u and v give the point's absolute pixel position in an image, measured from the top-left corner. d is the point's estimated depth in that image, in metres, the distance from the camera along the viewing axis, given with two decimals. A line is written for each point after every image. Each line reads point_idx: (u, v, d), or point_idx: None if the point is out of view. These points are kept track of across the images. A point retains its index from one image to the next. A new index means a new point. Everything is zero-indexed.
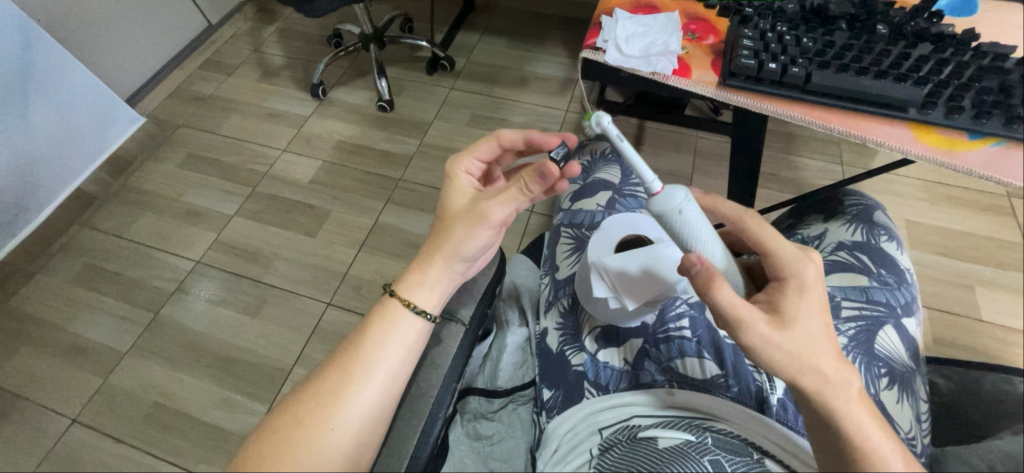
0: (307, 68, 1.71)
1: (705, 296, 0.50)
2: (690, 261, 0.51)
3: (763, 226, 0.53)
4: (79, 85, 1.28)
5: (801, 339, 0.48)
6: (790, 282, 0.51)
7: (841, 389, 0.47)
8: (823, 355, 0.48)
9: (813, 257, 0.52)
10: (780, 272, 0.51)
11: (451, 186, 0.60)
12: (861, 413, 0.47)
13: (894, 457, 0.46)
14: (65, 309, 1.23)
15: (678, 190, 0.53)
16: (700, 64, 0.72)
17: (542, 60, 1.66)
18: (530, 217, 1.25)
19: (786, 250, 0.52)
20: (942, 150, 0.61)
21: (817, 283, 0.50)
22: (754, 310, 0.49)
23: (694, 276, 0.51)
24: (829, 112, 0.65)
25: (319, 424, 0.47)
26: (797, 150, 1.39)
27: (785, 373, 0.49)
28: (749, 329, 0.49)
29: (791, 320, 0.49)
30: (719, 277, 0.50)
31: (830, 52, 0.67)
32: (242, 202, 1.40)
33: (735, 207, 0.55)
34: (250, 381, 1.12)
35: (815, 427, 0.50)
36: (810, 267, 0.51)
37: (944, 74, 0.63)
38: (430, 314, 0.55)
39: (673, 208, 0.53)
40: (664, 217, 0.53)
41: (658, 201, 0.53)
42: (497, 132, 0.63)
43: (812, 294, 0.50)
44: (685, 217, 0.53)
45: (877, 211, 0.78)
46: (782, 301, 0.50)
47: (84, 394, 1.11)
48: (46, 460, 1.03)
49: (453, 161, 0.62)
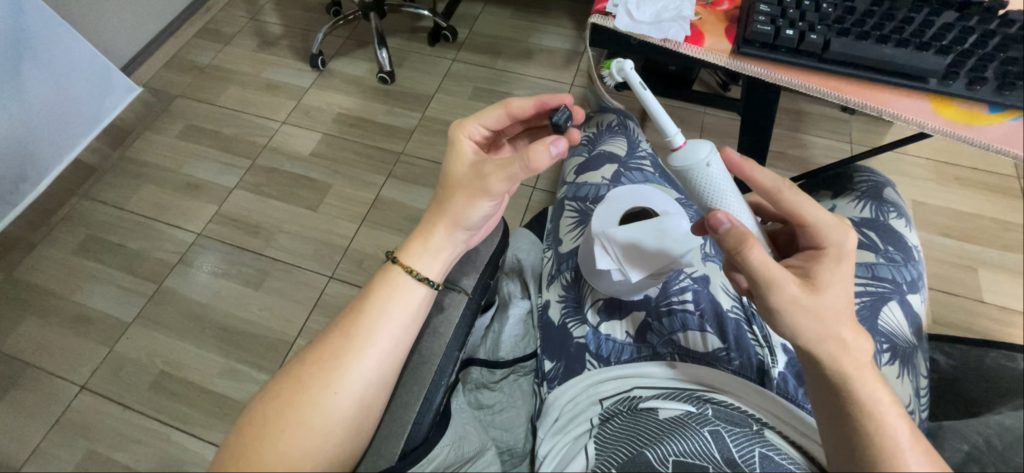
0: (306, 38, 1.66)
1: (737, 254, 0.49)
2: (719, 218, 0.50)
3: (799, 195, 0.52)
4: (72, 53, 1.26)
5: (828, 305, 0.48)
6: (830, 250, 0.50)
7: (856, 356, 0.47)
8: (843, 322, 0.48)
9: (850, 225, 0.52)
10: (822, 240, 0.51)
11: (452, 152, 0.59)
12: (869, 380, 0.47)
13: (902, 423, 0.46)
14: (68, 279, 1.23)
15: (703, 144, 0.53)
16: (714, 31, 0.70)
17: (547, 32, 1.61)
18: (533, 193, 1.24)
19: (823, 217, 0.51)
20: (960, 123, 0.59)
21: (854, 252, 0.50)
22: (785, 271, 0.48)
23: (724, 235, 0.50)
24: (847, 82, 0.63)
25: (320, 388, 0.47)
26: (807, 128, 1.36)
27: (804, 339, 0.48)
28: (778, 291, 0.48)
29: (824, 286, 0.48)
30: (751, 236, 0.49)
31: (850, 19, 0.64)
32: (242, 175, 1.38)
33: (772, 176, 0.53)
34: (254, 352, 1.13)
35: (822, 395, 0.49)
36: (850, 237, 0.51)
37: (968, 43, 0.60)
38: (434, 282, 0.54)
39: (698, 161, 0.53)
40: (689, 170, 0.54)
41: (680, 156, 0.53)
42: (506, 100, 0.60)
43: (848, 264, 0.50)
44: (711, 169, 0.53)
45: (888, 189, 0.77)
46: (816, 266, 0.50)
47: (91, 362, 1.13)
48: (57, 425, 1.06)
49: (456, 125, 0.60)
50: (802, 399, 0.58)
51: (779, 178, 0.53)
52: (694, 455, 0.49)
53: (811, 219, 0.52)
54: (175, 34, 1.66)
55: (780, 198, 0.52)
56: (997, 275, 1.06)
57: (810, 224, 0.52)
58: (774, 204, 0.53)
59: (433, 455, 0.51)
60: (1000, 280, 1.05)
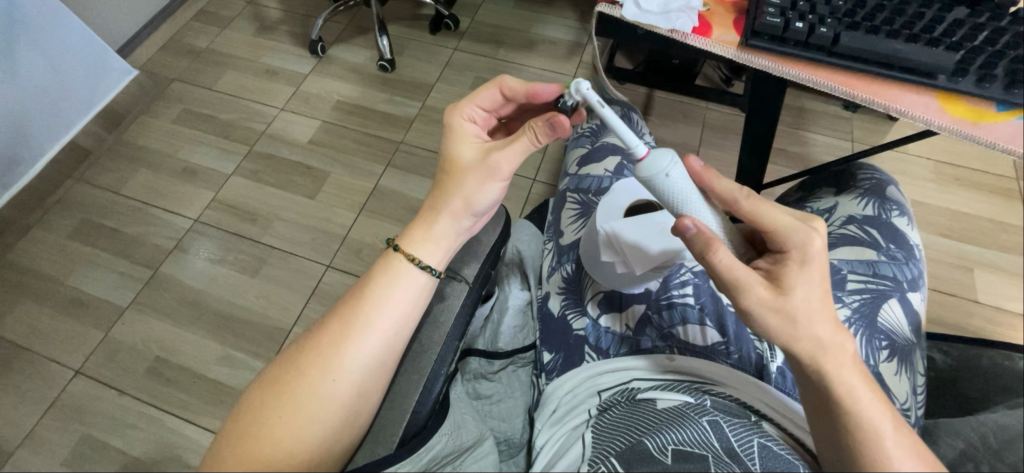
0: (306, 23, 1.63)
1: (703, 259, 0.50)
2: (685, 223, 0.50)
3: (759, 201, 0.51)
4: (69, 36, 1.26)
5: (800, 308, 0.47)
6: (794, 253, 0.49)
7: (835, 354, 0.47)
8: (820, 322, 0.47)
9: (817, 227, 0.51)
10: (785, 244, 0.50)
11: (451, 135, 0.59)
12: (852, 379, 0.47)
13: (885, 417, 0.46)
14: (63, 263, 1.22)
15: (664, 152, 0.52)
16: (722, 22, 0.69)
17: (550, 22, 1.59)
18: (533, 185, 1.23)
19: (785, 220, 0.50)
20: (967, 121, 0.59)
21: (822, 253, 0.49)
22: (751, 273, 0.48)
23: (691, 240, 0.51)
24: (854, 77, 0.62)
25: (319, 372, 0.47)
26: (809, 125, 1.36)
27: (779, 340, 0.48)
28: (746, 293, 0.48)
29: (793, 288, 0.48)
30: (716, 241, 0.49)
31: (861, 12, 0.64)
32: (240, 161, 1.37)
33: (731, 185, 0.53)
34: (250, 339, 1.13)
35: (807, 391, 0.49)
36: (815, 238, 0.49)
37: (978, 40, 0.60)
38: (436, 270, 0.54)
39: (658, 171, 0.51)
40: (651, 182, 0.52)
41: (644, 166, 0.52)
42: (500, 78, 0.61)
43: (816, 265, 0.49)
44: (671, 180, 0.51)
45: (890, 187, 0.76)
46: (783, 269, 0.49)
47: (86, 346, 1.12)
48: (51, 408, 1.05)
49: (453, 109, 0.60)
50: None
51: (739, 186, 0.53)
52: (694, 444, 0.49)
53: (771, 224, 0.50)
54: (171, 17, 1.63)
55: (739, 206, 0.52)
56: (992, 276, 1.07)
57: (771, 230, 0.50)
58: (737, 213, 0.52)
59: (432, 443, 0.50)
60: (995, 281, 1.06)
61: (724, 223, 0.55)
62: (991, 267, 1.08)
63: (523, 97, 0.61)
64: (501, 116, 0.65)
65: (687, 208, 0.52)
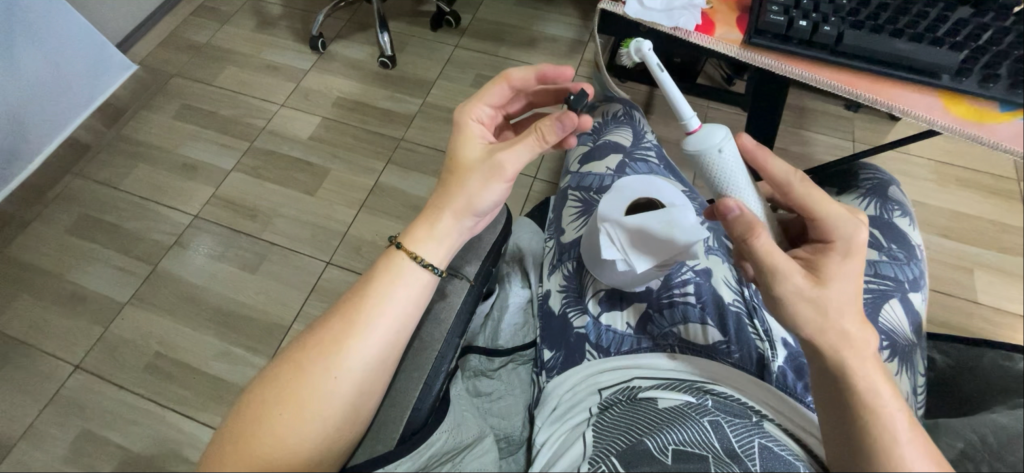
0: (306, 19, 1.63)
1: (744, 243, 0.50)
2: (729, 204, 0.51)
3: (811, 187, 0.52)
4: (67, 29, 1.25)
5: (834, 299, 0.48)
6: (838, 243, 0.50)
7: (858, 348, 0.47)
8: (849, 316, 0.47)
9: (862, 221, 0.51)
10: (830, 234, 0.50)
11: (459, 134, 0.59)
12: (873, 375, 0.47)
13: (903, 416, 0.46)
14: (62, 259, 1.22)
15: (719, 128, 0.54)
16: (725, 20, 0.68)
17: (551, 19, 1.59)
18: (534, 183, 1.23)
19: (834, 211, 0.51)
20: (971, 122, 0.58)
21: (865, 246, 0.50)
22: (791, 261, 0.49)
23: (731, 223, 0.51)
24: (859, 77, 0.62)
25: (319, 369, 0.47)
26: (810, 125, 1.35)
27: (805, 331, 0.48)
28: (784, 281, 0.48)
29: (831, 278, 0.48)
30: (761, 225, 0.49)
31: (865, 11, 0.63)
32: (240, 157, 1.37)
33: (785, 167, 0.53)
34: (250, 335, 1.13)
35: (825, 387, 0.49)
36: (861, 231, 0.50)
37: (982, 39, 0.60)
38: (437, 268, 0.53)
39: (711, 145, 0.54)
40: (702, 156, 0.55)
41: (695, 139, 0.54)
42: (508, 76, 0.61)
43: (856, 258, 0.49)
44: (724, 156, 0.54)
45: (892, 187, 0.76)
46: (825, 258, 0.50)
47: (85, 341, 1.12)
48: (51, 403, 1.05)
49: (461, 108, 0.60)
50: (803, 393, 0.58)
51: (793, 170, 0.53)
52: (694, 444, 0.49)
53: (820, 213, 0.51)
54: (171, 12, 1.63)
55: (792, 189, 0.52)
56: (992, 277, 1.08)
57: (819, 218, 0.51)
58: (785, 196, 0.53)
59: (432, 440, 0.50)
60: (994, 282, 1.06)
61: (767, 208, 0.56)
62: (991, 268, 1.08)
63: None
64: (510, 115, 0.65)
65: (731, 183, 0.55)
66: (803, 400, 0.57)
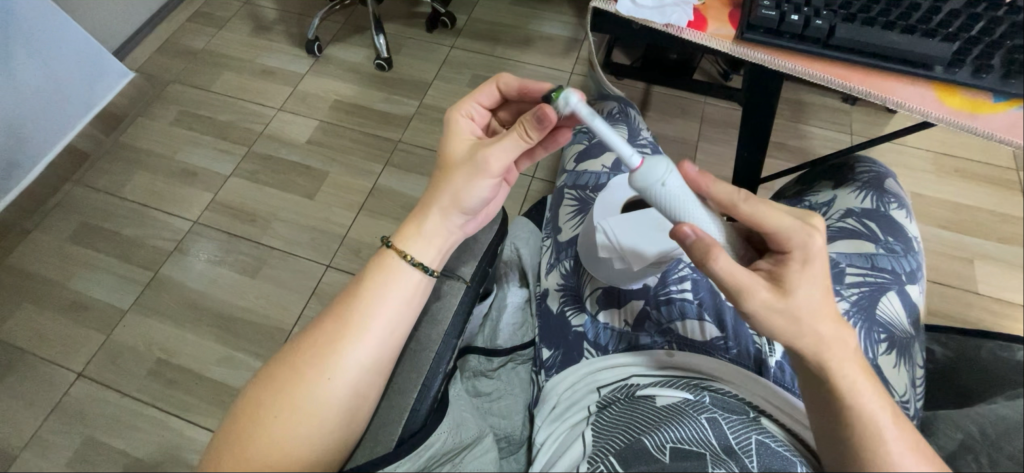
0: (302, 22, 1.63)
1: (703, 267, 0.49)
2: (684, 232, 0.49)
3: (758, 204, 0.49)
4: (63, 38, 1.25)
5: (804, 306, 0.46)
6: (795, 253, 0.48)
7: (838, 349, 0.47)
8: (822, 320, 0.47)
9: (817, 225, 0.49)
10: (787, 245, 0.49)
11: (449, 132, 0.59)
12: (855, 375, 0.47)
13: (885, 413, 0.46)
14: (64, 266, 1.22)
15: (659, 162, 0.50)
16: (717, 16, 0.68)
17: (547, 18, 1.58)
18: (532, 183, 1.23)
19: (785, 222, 0.49)
20: (963, 112, 0.58)
21: (824, 251, 0.48)
22: (754, 277, 0.47)
23: (690, 248, 0.49)
24: (850, 71, 0.62)
25: (318, 371, 0.47)
26: (808, 118, 1.35)
27: (783, 337, 0.48)
28: (749, 299, 0.47)
29: (794, 288, 0.47)
30: (716, 247, 0.48)
31: (857, 4, 0.63)
32: (238, 162, 1.37)
33: (727, 188, 0.51)
34: (252, 339, 1.13)
35: (810, 388, 0.49)
36: (816, 237, 0.48)
37: (974, 30, 0.60)
38: (430, 269, 0.54)
39: (654, 181, 0.50)
40: (647, 192, 0.50)
41: (638, 176, 0.50)
42: (498, 76, 0.62)
43: (818, 263, 0.48)
44: (668, 189, 0.50)
45: (888, 179, 0.76)
46: (786, 270, 0.48)
47: (88, 348, 1.13)
48: (54, 411, 1.06)
49: (452, 107, 0.61)
50: None
51: (735, 189, 0.51)
52: (693, 442, 0.50)
53: (772, 226, 0.49)
54: (167, 19, 1.63)
55: (738, 209, 0.50)
56: (992, 268, 1.08)
57: (771, 232, 0.49)
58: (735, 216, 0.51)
59: (432, 441, 0.50)
60: (995, 272, 1.06)
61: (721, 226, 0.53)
62: (992, 258, 1.08)
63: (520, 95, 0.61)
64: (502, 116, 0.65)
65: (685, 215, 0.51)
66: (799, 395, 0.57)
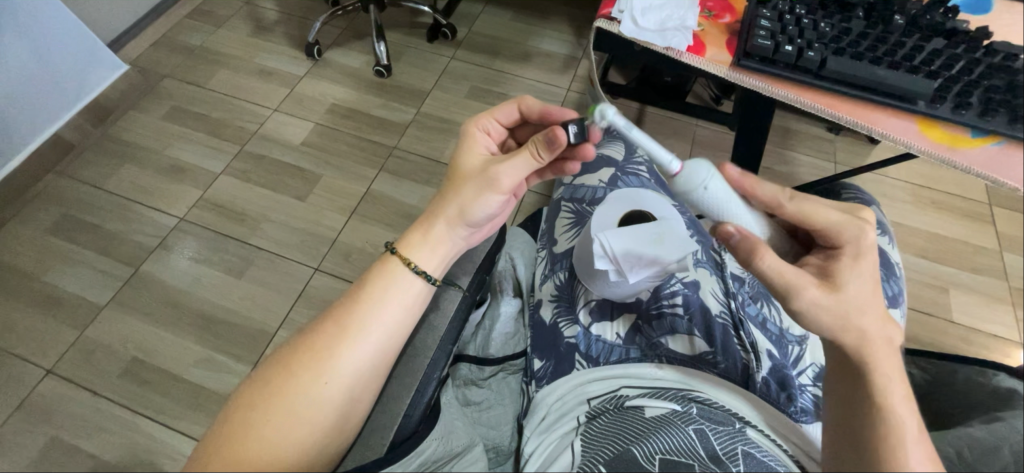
0: (302, 25, 1.64)
1: (750, 265, 0.50)
2: (729, 231, 0.50)
3: (806, 201, 0.51)
4: (54, 22, 1.24)
5: (851, 300, 0.48)
6: (847, 247, 0.50)
7: (880, 343, 0.48)
8: (868, 315, 0.48)
9: (868, 220, 0.52)
10: (837, 240, 0.51)
11: (465, 144, 0.61)
12: (892, 373, 0.48)
13: (911, 419, 0.46)
14: (41, 259, 1.18)
15: (699, 165, 0.51)
16: (715, 42, 0.71)
17: (546, 36, 1.62)
18: (526, 194, 1.24)
19: (833, 217, 0.51)
20: (945, 146, 0.62)
21: (874, 246, 0.50)
22: (802, 274, 0.49)
23: (735, 247, 0.50)
24: (841, 101, 0.65)
25: (311, 374, 0.47)
26: (793, 145, 1.40)
27: (829, 331, 0.49)
28: (798, 295, 0.48)
29: (844, 283, 0.48)
30: (763, 245, 0.49)
31: (846, 39, 0.66)
32: (229, 160, 1.35)
33: (773, 188, 0.52)
34: (233, 341, 1.11)
35: (844, 381, 0.50)
36: (867, 231, 0.50)
37: (955, 69, 0.63)
38: (432, 277, 0.54)
39: (697, 185, 0.51)
40: (690, 195, 0.52)
41: (681, 181, 0.52)
42: (520, 97, 0.64)
43: (868, 258, 0.50)
44: (710, 192, 0.51)
45: (871, 207, 0.79)
46: (835, 264, 0.50)
47: (59, 345, 1.09)
48: (18, 409, 1.02)
49: (471, 120, 0.63)
50: (786, 402, 0.59)
51: (781, 189, 0.52)
52: (680, 452, 0.50)
53: (821, 221, 0.51)
54: (166, 14, 1.62)
55: (783, 209, 0.51)
56: (966, 297, 1.12)
57: (822, 228, 0.51)
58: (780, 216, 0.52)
59: (422, 448, 0.49)
60: (968, 302, 1.11)
61: (768, 225, 0.55)
62: (965, 288, 1.13)
63: (538, 118, 0.63)
64: (518, 134, 0.66)
65: (727, 214, 0.52)
66: (785, 408, 0.59)
